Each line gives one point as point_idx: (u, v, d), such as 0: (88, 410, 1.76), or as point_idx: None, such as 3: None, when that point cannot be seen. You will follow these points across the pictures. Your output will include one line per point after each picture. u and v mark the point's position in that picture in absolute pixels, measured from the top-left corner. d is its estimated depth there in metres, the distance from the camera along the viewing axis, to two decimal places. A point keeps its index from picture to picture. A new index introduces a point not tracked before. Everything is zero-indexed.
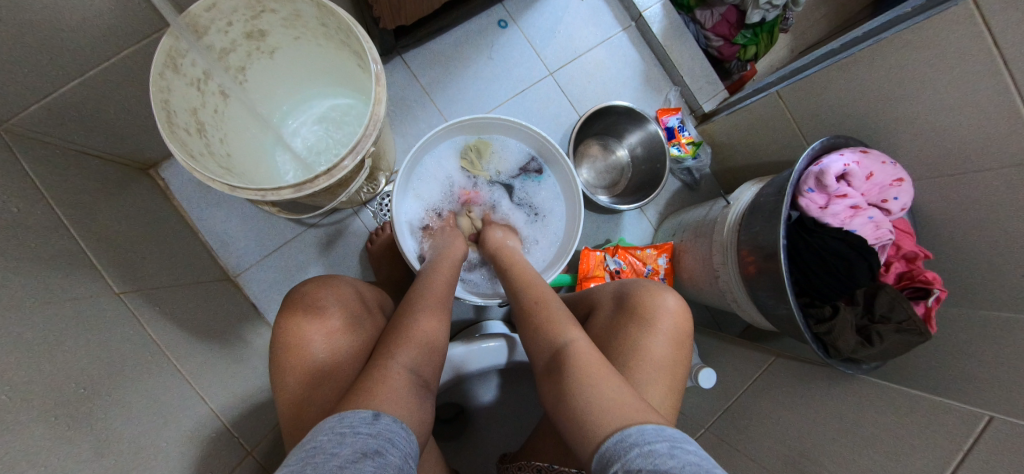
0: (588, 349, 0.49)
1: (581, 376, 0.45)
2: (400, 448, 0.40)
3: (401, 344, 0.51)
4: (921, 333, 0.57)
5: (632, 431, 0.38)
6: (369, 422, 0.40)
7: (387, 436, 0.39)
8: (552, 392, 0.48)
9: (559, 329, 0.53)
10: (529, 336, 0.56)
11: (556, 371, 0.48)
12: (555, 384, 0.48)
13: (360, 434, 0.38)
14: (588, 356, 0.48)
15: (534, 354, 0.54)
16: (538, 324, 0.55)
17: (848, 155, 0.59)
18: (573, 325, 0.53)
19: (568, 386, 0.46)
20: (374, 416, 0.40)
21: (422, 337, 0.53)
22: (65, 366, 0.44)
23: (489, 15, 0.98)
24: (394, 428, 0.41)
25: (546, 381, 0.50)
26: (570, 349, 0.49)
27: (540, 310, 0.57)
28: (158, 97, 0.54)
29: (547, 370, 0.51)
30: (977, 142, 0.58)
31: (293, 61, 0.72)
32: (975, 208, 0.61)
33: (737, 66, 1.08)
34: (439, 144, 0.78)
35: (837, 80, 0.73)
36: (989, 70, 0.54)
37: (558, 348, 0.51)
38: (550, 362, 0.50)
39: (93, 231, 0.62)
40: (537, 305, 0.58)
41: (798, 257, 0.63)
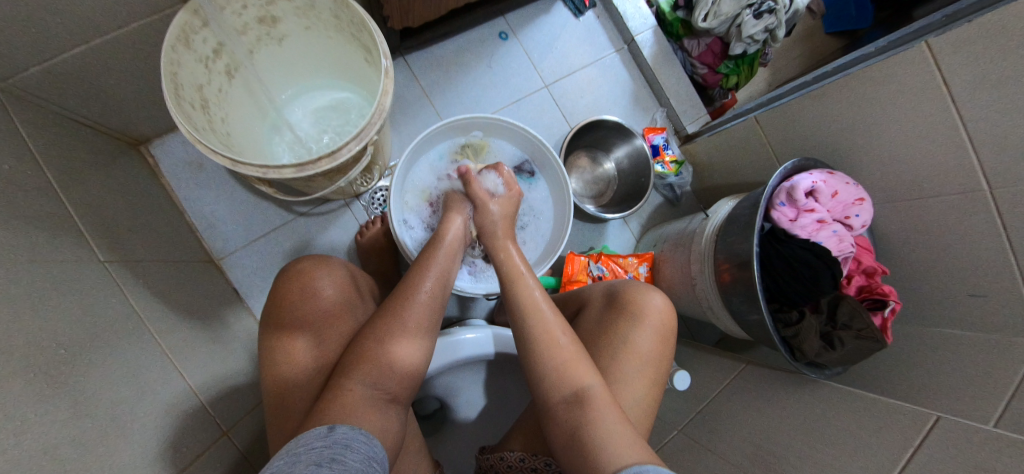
0: (607, 397, 0.50)
1: (604, 428, 0.46)
2: (360, 452, 0.41)
3: (371, 359, 0.50)
4: (876, 340, 0.62)
5: (649, 468, 0.41)
6: (324, 436, 0.41)
7: (344, 444, 0.41)
8: (568, 431, 0.48)
9: (577, 367, 0.52)
10: (539, 366, 0.53)
11: (577, 413, 0.48)
12: (573, 427, 0.48)
13: (316, 447, 0.39)
14: (610, 406, 0.49)
15: (541, 385, 0.53)
16: (555, 363, 0.53)
17: (816, 174, 0.65)
18: (591, 366, 0.53)
19: (587, 430, 0.47)
20: (329, 429, 0.42)
21: (390, 342, 0.52)
22: (48, 325, 0.43)
23: (491, 26, 1.03)
24: (352, 436, 0.42)
25: (561, 420, 0.49)
26: (594, 396, 0.49)
27: (551, 343, 0.54)
28: (169, 69, 0.55)
29: (561, 406, 0.50)
30: (928, 170, 0.65)
31: (300, 50, 0.74)
32: (930, 230, 0.67)
33: (719, 94, 1.16)
34: (433, 149, 0.82)
35: (809, 108, 0.79)
36: (940, 106, 0.61)
37: (579, 391, 0.50)
38: (566, 401, 0.50)
39: (82, 198, 0.61)
40: (548, 335, 0.55)
41: (769, 265, 0.67)
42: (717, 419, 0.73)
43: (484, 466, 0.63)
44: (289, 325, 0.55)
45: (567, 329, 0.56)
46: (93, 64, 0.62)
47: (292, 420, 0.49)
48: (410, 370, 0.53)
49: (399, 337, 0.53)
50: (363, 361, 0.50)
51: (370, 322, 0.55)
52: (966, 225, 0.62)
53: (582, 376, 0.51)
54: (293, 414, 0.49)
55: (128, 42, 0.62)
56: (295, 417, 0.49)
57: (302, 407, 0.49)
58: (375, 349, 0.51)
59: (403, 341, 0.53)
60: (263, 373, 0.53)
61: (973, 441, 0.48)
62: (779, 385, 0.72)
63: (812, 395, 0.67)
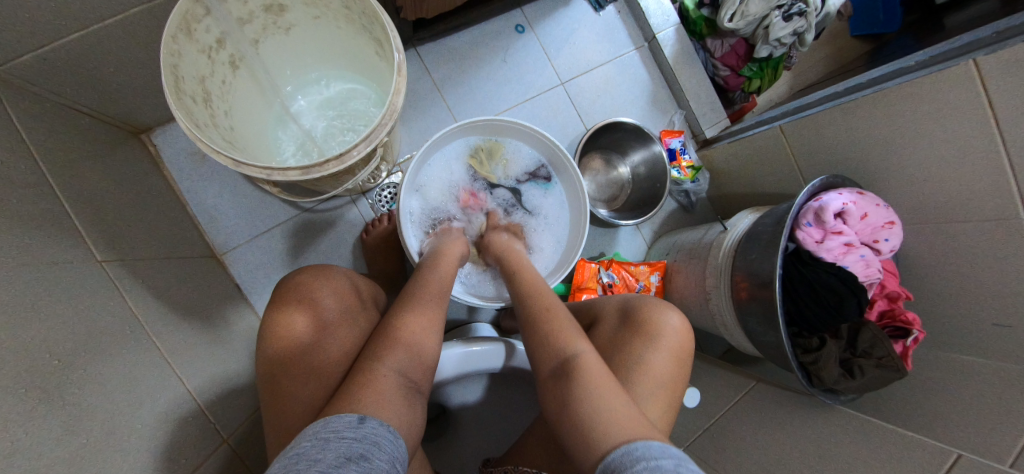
0: (597, 364, 0.49)
1: (590, 392, 0.46)
2: (386, 453, 0.39)
3: (392, 347, 0.50)
4: (897, 369, 0.60)
5: (638, 446, 0.38)
6: (355, 426, 0.39)
7: (373, 441, 0.39)
8: (557, 401, 0.48)
9: (567, 338, 0.53)
10: (536, 343, 0.56)
11: (563, 382, 0.49)
12: (560, 395, 0.48)
13: (345, 438, 0.38)
14: (599, 370, 0.48)
15: (537, 360, 0.55)
16: (548, 335, 0.55)
17: (846, 194, 0.61)
18: (581, 336, 0.53)
19: (575, 397, 0.46)
20: (360, 420, 0.40)
21: (411, 340, 0.52)
22: (40, 335, 0.41)
23: (507, 18, 0.98)
24: (381, 433, 0.40)
25: (552, 392, 0.50)
26: (580, 362, 0.50)
27: (546, 318, 0.57)
28: (168, 61, 0.51)
29: (552, 378, 0.51)
30: (964, 194, 0.62)
31: (308, 40, 0.71)
32: (958, 256, 0.65)
33: (740, 97, 1.12)
34: (450, 144, 0.78)
35: (839, 121, 0.76)
36: (983, 128, 0.57)
37: (567, 359, 0.51)
38: (556, 371, 0.51)
39: (80, 193, 0.59)
40: (544, 313, 0.58)
41: (792, 288, 0.65)
42: (727, 439, 0.71)
43: None
44: (285, 337, 0.52)
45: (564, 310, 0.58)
46: (92, 50, 0.59)
47: (294, 435, 0.46)
48: (423, 359, 0.52)
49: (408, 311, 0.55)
50: (394, 344, 0.50)
51: (385, 322, 0.54)
52: (998, 254, 0.59)
53: (575, 345, 0.52)
54: (295, 426, 0.47)
55: (128, 28, 0.59)
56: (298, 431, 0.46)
57: (308, 419, 0.47)
58: (398, 340, 0.51)
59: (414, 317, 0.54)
60: (260, 386, 0.50)
61: None
62: (793, 408, 0.70)
63: (827, 420, 0.65)
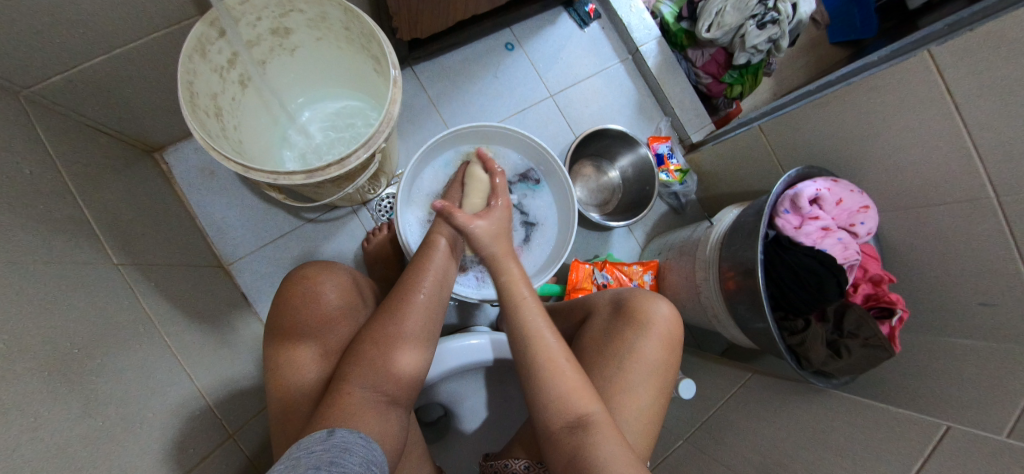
0: (610, 424, 0.49)
1: (606, 454, 0.46)
2: (359, 455, 0.41)
3: (366, 364, 0.50)
4: (885, 348, 0.60)
5: None
6: (323, 440, 0.41)
7: (343, 447, 0.41)
8: (568, 455, 0.48)
9: (580, 394, 0.51)
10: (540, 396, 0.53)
11: (577, 438, 0.48)
12: (574, 450, 0.48)
13: (315, 451, 0.39)
14: (613, 431, 0.49)
15: (541, 408, 0.52)
16: (558, 389, 0.52)
17: (820, 182, 0.65)
18: (594, 392, 0.52)
19: (588, 454, 0.47)
20: (328, 434, 0.42)
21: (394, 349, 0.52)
22: (62, 325, 0.44)
23: (497, 38, 1.05)
24: (351, 439, 0.42)
25: (562, 444, 0.50)
26: (596, 423, 0.49)
27: (556, 369, 0.53)
28: (185, 78, 0.57)
29: (563, 430, 0.50)
30: (934, 177, 0.65)
31: (311, 60, 0.76)
32: (937, 238, 0.67)
33: (724, 103, 1.17)
34: (440, 156, 0.83)
35: (813, 117, 0.80)
36: (944, 114, 0.61)
37: (581, 418, 0.49)
38: (569, 424, 0.50)
39: (99, 203, 0.63)
40: (552, 363, 0.54)
41: (775, 273, 0.67)
42: (725, 428, 0.72)
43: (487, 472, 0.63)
44: (292, 329, 0.55)
45: (571, 357, 0.54)
46: (113, 74, 0.64)
47: (296, 423, 0.49)
48: (404, 376, 0.53)
49: (406, 334, 0.54)
50: (360, 362, 0.51)
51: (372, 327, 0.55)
52: (974, 233, 0.61)
53: (587, 402, 0.51)
54: (296, 418, 0.49)
55: (144, 53, 0.64)
56: (299, 420, 0.49)
57: (305, 411, 0.50)
58: (371, 352, 0.51)
59: (404, 342, 0.54)
60: (267, 376, 0.53)
61: (986, 452, 0.47)
62: (788, 395, 0.70)
63: (821, 405, 0.66)
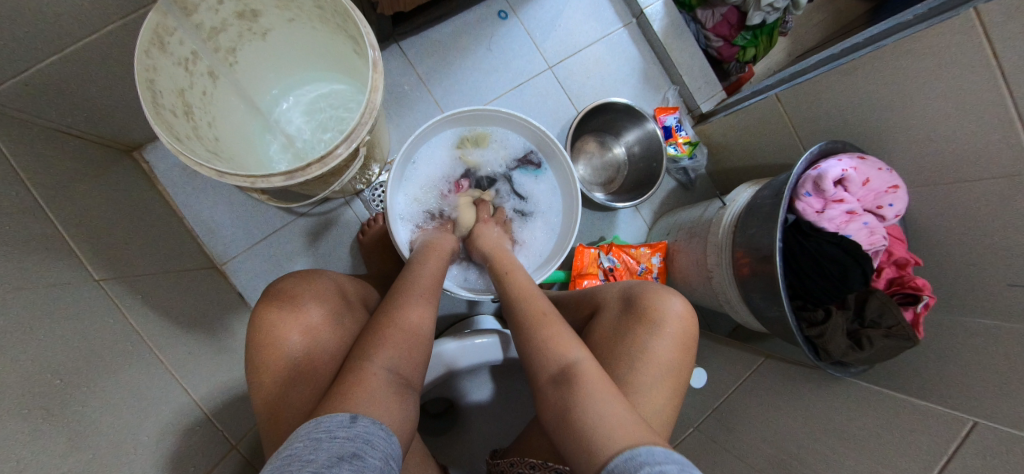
0: (596, 370, 0.48)
1: (591, 400, 0.45)
2: (380, 449, 0.39)
3: (381, 344, 0.49)
4: (909, 338, 0.58)
5: (641, 451, 0.38)
6: (346, 426, 0.39)
7: (366, 439, 0.39)
8: (557, 411, 0.47)
9: (562, 343, 0.52)
10: (529, 348, 0.54)
11: (563, 391, 0.47)
12: (561, 404, 0.47)
13: (337, 438, 0.38)
14: (598, 377, 0.47)
15: (531, 367, 0.53)
16: (540, 340, 0.53)
17: (846, 160, 0.59)
18: (577, 342, 0.52)
19: (576, 407, 0.45)
20: (352, 419, 0.40)
21: (410, 332, 0.52)
22: (42, 357, 0.42)
23: (489, 5, 0.96)
24: (374, 431, 0.40)
25: (550, 400, 0.48)
26: (580, 370, 0.48)
27: (538, 321, 0.55)
28: (144, 77, 0.51)
29: (550, 386, 0.49)
30: (973, 151, 0.59)
31: (284, 43, 0.70)
32: (970, 218, 0.62)
33: (736, 68, 1.08)
34: (436, 136, 0.77)
35: (837, 85, 0.73)
36: (988, 81, 0.55)
37: (566, 368, 0.49)
38: (555, 378, 0.49)
39: (74, 215, 0.59)
40: (540, 316, 0.56)
41: (793, 260, 0.63)
42: (737, 418, 0.70)
43: (495, 471, 0.63)
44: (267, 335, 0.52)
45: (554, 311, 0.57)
46: (72, 72, 0.59)
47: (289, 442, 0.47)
48: (419, 335, 0.53)
49: (415, 302, 0.56)
50: (385, 344, 0.49)
51: (373, 323, 0.52)
52: (1011, 213, 0.57)
53: (571, 352, 0.51)
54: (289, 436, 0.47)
55: (102, 47, 0.59)
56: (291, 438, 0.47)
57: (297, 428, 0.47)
58: (388, 335, 0.51)
59: (415, 307, 0.55)
60: (251, 381, 0.51)
61: (1015, 453, 0.45)
62: (801, 383, 0.68)
63: (837, 395, 0.64)
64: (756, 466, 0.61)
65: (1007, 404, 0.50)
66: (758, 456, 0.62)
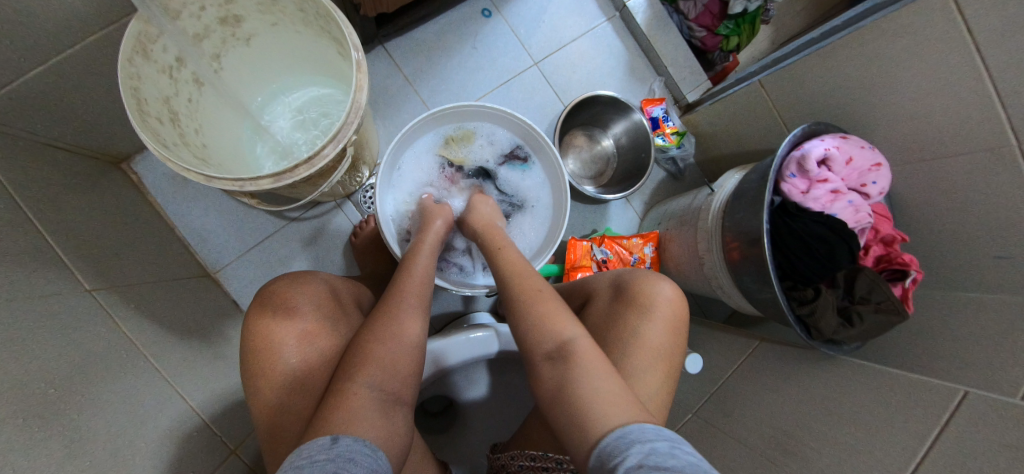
0: (591, 348, 0.49)
1: (586, 379, 0.45)
2: (365, 465, 0.39)
3: (365, 361, 0.48)
4: (898, 312, 0.59)
5: (632, 429, 0.39)
6: (326, 448, 0.39)
7: (348, 457, 0.38)
8: (553, 388, 0.47)
9: (557, 321, 0.52)
10: (523, 325, 0.54)
11: (559, 372, 0.47)
12: (557, 381, 0.47)
13: (318, 460, 0.37)
14: (594, 355, 0.47)
15: (525, 343, 0.53)
16: (535, 318, 0.53)
17: (828, 140, 0.60)
18: (573, 320, 0.52)
19: (572, 385, 0.46)
20: (332, 441, 0.40)
21: (383, 353, 0.50)
22: (35, 366, 0.42)
23: (473, 4, 0.96)
24: (356, 448, 0.40)
25: (545, 378, 0.49)
26: (576, 349, 0.48)
27: (531, 299, 0.55)
28: (128, 84, 0.51)
29: (545, 364, 0.50)
30: (953, 125, 0.60)
31: (269, 48, 0.70)
32: (954, 192, 0.63)
33: (720, 57, 1.09)
34: (420, 139, 0.77)
35: (819, 68, 0.74)
36: (964, 56, 0.56)
37: (562, 346, 0.49)
38: (550, 355, 0.49)
39: (62, 227, 0.59)
40: (535, 293, 0.56)
41: (781, 242, 0.64)
42: (734, 402, 0.71)
43: (496, 465, 0.63)
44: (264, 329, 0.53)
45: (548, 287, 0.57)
46: (56, 84, 0.59)
47: (288, 443, 0.47)
48: (406, 340, 0.53)
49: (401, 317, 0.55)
50: (366, 360, 0.49)
51: (364, 330, 0.53)
52: (991, 186, 0.57)
53: (566, 330, 0.51)
54: (287, 437, 0.48)
55: (85, 57, 0.59)
56: (290, 439, 0.48)
57: (296, 429, 0.48)
58: (370, 348, 0.50)
59: (404, 320, 0.54)
60: (247, 381, 0.52)
61: (1005, 419, 0.46)
62: (795, 364, 0.69)
63: (831, 373, 0.64)
64: (753, 446, 0.62)
65: (994, 372, 0.51)
66: (756, 437, 0.63)
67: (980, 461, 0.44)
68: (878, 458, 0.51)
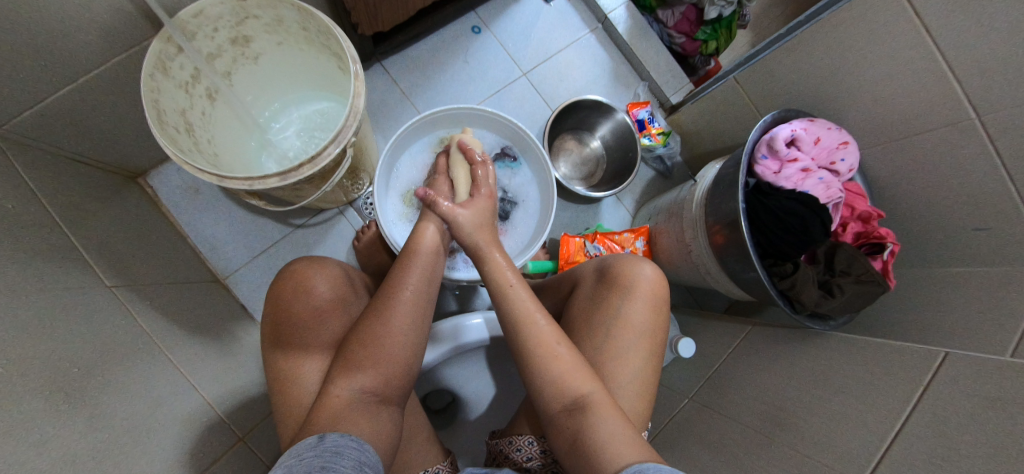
0: (609, 401, 0.48)
1: (604, 430, 0.45)
2: (351, 458, 0.41)
3: (363, 355, 0.50)
4: (877, 283, 0.61)
5: (649, 467, 0.40)
6: (314, 445, 0.41)
7: (335, 451, 0.41)
8: (569, 437, 0.47)
9: (576, 375, 0.50)
10: (538, 377, 0.51)
11: (577, 418, 0.47)
12: (574, 431, 0.47)
13: (306, 457, 0.39)
14: (613, 412, 0.47)
15: (538, 392, 0.51)
16: (554, 373, 0.50)
17: (795, 123, 0.65)
18: (592, 373, 0.50)
19: (588, 437, 0.46)
20: (319, 439, 0.42)
21: (385, 344, 0.51)
22: (61, 345, 0.45)
23: (463, 22, 1.04)
24: (343, 443, 0.42)
25: (562, 426, 0.49)
26: (594, 404, 0.48)
27: (550, 355, 0.51)
28: (150, 97, 0.57)
29: (562, 415, 0.49)
30: (915, 103, 0.63)
31: (275, 65, 0.77)
32: (922, 167, 0.65)
33: (700, 61, 1.15)
34: (415, 143, 0.83)
35: (787, 61, 0.79)
36: (915, 38, 0.60)
37: (580, 399, 0.48)
38: (568, 407, 0.48)
39: (87, 230, 0.64)
40: (549, 348, 0.51)
41: (757, 220, 0.66)
42: (729, 384, 0.72)
43: (495, 450, 0.63)
44: (289, 328, 0.55)
45: (564, 340, 0.52)
46: (83, 101, 0.65)
47: (297, 419, 0.51)
48: (411, 332, 0.54)
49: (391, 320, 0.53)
50: (364, 351, 0.51)
51: (364, 322, 0.53)
52: (954, 156, 0.60)
53: (585, 383, 0.49)
54: (296, 412, 0.51)
55: (110, 77, 0.65)
56: (298, 415, 0.51)
57: (306, 407, 0.51)
58: (357, 356, 0.51)
59: (394, 320, 0.53)
60: (267, 355, 0.55)
61: (982, 373, 0.47)
62: (785, 342, 0.70)
63: (818, 348, 0.65)
64: (747, 422, 0.63)
65: (972, 332, 0.52)
66: (750, 414, 0.64)
67: (960, 414, 0.45)
68: (866, 421, 0.52)
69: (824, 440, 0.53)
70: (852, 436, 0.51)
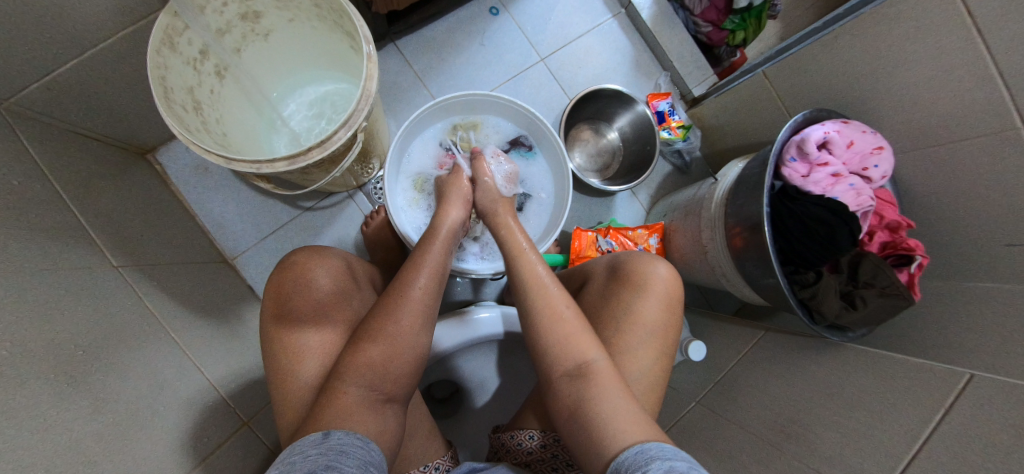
0: (614, 373, 0.47)
1: (605, 400, 0.45)
2: (355, 457, 0.41)
3: (368, 339, 0.50)
4: (904, 297, 0.58)
5: (651, 446, 0.39)
6: (319, 442, 0.41)
7: (340, 450, 0.40)
8: (569, 405, 0.47)
9: (579, 339, 0.50)
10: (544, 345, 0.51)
11: (578, 385, 0.47)
12: (575, 399, 0.46)
13: (310, 456, 0.39)
14: (614, 379, 0.47)
15: (543, 360, 0.51)
16: (555, 338, 0.51)
17: (829, 124, 0.62)
18: (596, 341, 0.50)
19: (589, 404, 0.45)
20: (324, 436, 0.42)
21: (391, 330, 0.51)
22: (66, 328, 0.45)
23: (480, 2, 0.99)
24: (348, 441, 0.42)
25: (563, 394, 0.48)
26: (597, 370, 0.47)
27: (555, 317, 0.52)
28: (156, 72, 0.55)
29: (564, 380, 0.48)
30: (958, 109, 0.59)
31: (286, 43, 0.74)
32: (959, 177, 0.62)
33: (726, 52, 1.10)
34: (429, 128, 0.81)
35: (823, 57, 0.74)
36: (964, 38, 0.56)
37: (584, 364, 0.48)
38: (570, 372, 0.48)
39: (95, 208, 0.64)
40: (557, 315, 0.52)
41: (781, 224, 0.64)
42: (739, 390, 0.71)
43: (497, 444, 0.63)
44: (289, 322, 0.54)
45: (571, 303, 0.53)
46: (90, 75, 0.63)
47: (297, 413, 0.50)
48: (415, 322, 0.53)
49: (399, 308, 0.53)
50: (369, 340, 0.50)
51: (375, 310, 0.53)
52: (994, 168, 0.57)
53: (588, 351, 0.49)
54: (297, 406, 0.50)
55: (117, 50, 0.63)
56: (299, 409, 0.50)
57: (307, 400, 0.50)
58: (363, 349, 0.49)
59: (403, 317, 0.52)
60: (265, 346, 0.55)
61: (1009, 399, 0.45)
62: (799, 351, 0.69)
63: (834, 359, 0.63)
64: (756, 431, 0.62)
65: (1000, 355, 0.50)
66: (759, 423, 0.63)
67: (982, 441, 0.44)
68: (881, 440, 0.50)
69: (835, 456, 0.52)
70: (865, 454, 0.50)
